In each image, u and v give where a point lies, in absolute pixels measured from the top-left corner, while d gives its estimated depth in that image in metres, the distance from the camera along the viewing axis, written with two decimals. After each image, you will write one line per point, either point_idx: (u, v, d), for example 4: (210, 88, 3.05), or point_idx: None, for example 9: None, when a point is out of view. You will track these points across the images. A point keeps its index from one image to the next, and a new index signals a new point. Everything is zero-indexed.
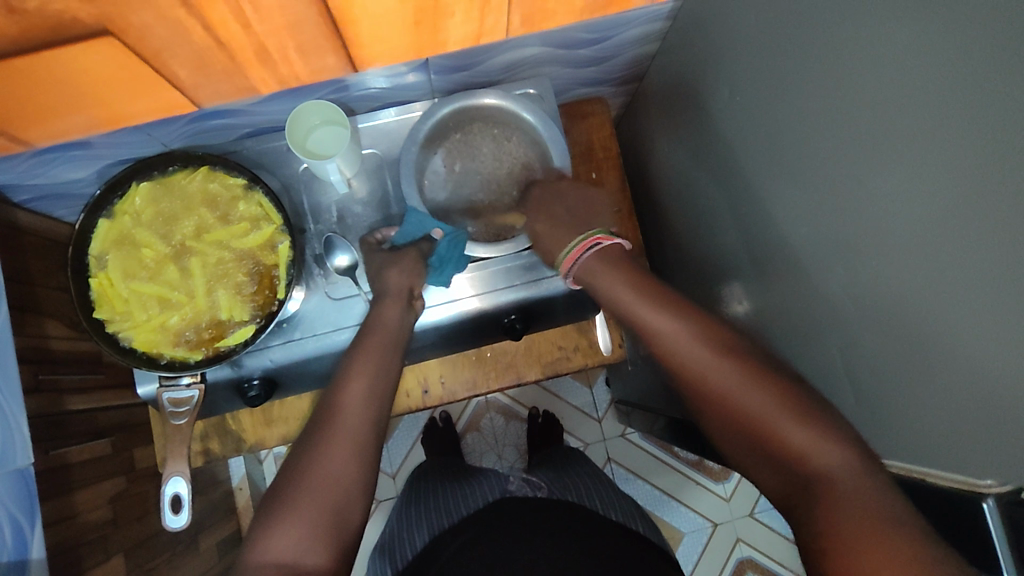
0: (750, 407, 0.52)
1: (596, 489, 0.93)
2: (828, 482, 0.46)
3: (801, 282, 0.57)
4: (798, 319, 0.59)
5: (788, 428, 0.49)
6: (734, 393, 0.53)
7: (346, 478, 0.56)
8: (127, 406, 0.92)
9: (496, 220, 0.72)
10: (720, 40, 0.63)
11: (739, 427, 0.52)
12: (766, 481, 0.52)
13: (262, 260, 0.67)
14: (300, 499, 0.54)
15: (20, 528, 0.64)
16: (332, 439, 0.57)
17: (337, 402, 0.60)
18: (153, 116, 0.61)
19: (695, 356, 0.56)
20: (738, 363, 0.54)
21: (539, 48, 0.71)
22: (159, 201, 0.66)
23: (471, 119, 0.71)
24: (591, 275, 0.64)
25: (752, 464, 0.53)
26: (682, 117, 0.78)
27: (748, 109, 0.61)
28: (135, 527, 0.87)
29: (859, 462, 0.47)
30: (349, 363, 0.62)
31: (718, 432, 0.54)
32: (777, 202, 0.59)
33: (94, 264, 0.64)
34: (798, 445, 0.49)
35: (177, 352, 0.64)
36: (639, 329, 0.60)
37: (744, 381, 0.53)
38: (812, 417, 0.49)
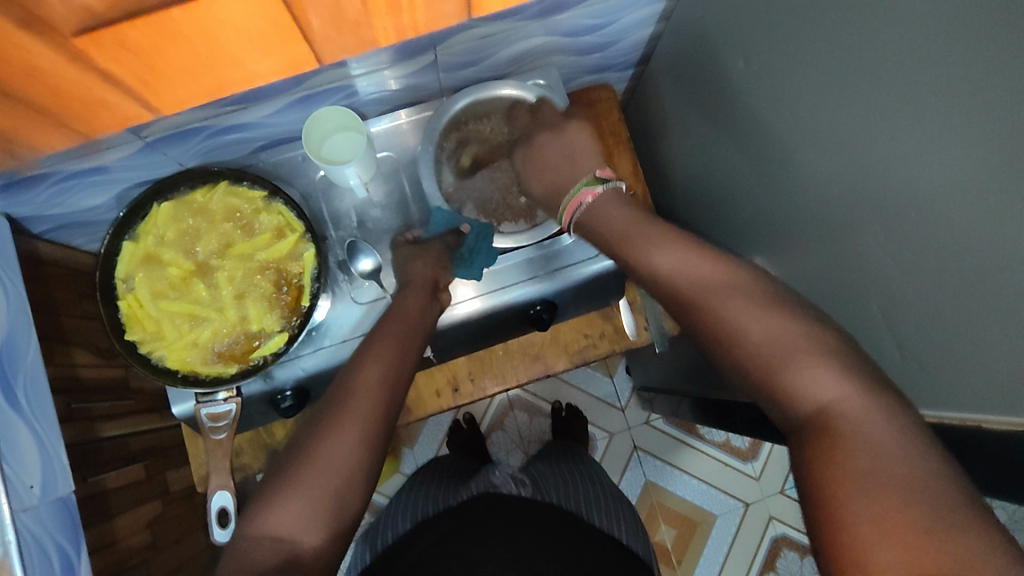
0: (757, 347, 0.48)
1: (585, 493, 0.89)
2: (835, 419, 0.43)
3: (830, 244, 0.58)
4: (829, 284, 0.59)
5: (802, 370, 0.45)
6: (753, 326, 0.49)
7: (347, 461, 0.55)
8: (158, 430, 0.92)
9: (515, 207, 0.73)
10: (730, 11, 0.64)
11: (743, 355, 0.49)
12: (770, 412, 0.48)
13: (287, 270, 0.67)
14: (304, 477, 0.53)
15: (67, 556, 0.64)
16: (342, 420, 0.56)
17: (351, 384, 0.58)
18: (279, 75, 0.59)
19: (698, 291, 0.53)
20: (771, 304, 0.50)
21: (548, 38, 0.74)
22: (180, 218, 0.66)
23: (489, 112, 0.72)
24: (603, 216, 0.62)
25: (764, 393, 0.48)
26: (692, 93, 0.78)
27: (761, 78, 0.62)
28: (173, 550, 0.87)
29: (873, 401, 0.43)
30: (369, 348, 0.62)
31: (729, 367, 0.50)
32: (798, 164, 0.60)
33: (123, 288, 0.64)
34: (809, 382, 0.45)
35: (211, 367, 0.64)
36: (650, 270, 0.56)
37: (777, 326, 0.48)
38: (827, 357, 0.45)
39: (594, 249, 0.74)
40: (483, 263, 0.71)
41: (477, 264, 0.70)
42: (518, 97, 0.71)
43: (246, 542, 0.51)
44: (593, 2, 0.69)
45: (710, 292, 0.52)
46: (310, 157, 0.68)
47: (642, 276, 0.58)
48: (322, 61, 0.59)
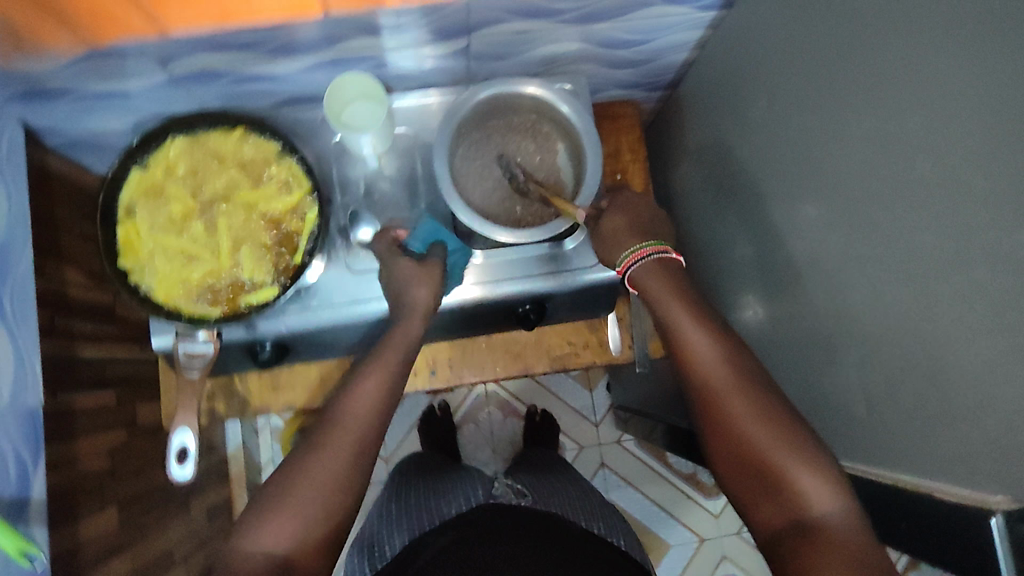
0: (765, 447, 0.55)
1: (580, 503, 0.89)
2: (822, 529, 0.51)
3: (819, 294, 0.58)
4: (811, 334, 0.60)
5: (794, 478, 0.54)
6: (762, 441, 0.56)
7: (336, 479, 0.56)
8: (135, 361, 0.93)
9: (536, 202, 0.71)
10: (763, 50, 0.65)
11: (745, 455, 0.56)
12: (760, 507, 0.56)
13: (288, 225, 0.67)
14: (291, 497, 0.55)
15: (25, 466, 0.64)
16: (331, 443, 0.57)
17: (343, 406, 0.60)
18: (282, 13, 0.57)
19: (721, 378, 0.59)
20: (784, 430, 0.55)
21: (582, 45, 0.75)
22: (192, 156, 0.67)
23: (518, 110, 0.72)
24: (648, 287, 0.63)
25: (762, 485, 0.55)
26: (713, 124, 0.79)
27: (781, 121, 0.63)
28: (130, 481, 0.88)
29: (854, 520, 0.52)
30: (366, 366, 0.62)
31: (725, 461, 0.58)
32: (802, 211, 0.60)
33: (124, 214, 0.65)
34: (807, 492, 0.53)
35: (194, 306, 0.65)
36: (680, 344, 0.60)
37: (783, 444, 0.55)
38: (822, 469, 0.54)
39: (592, 260, 0.74)
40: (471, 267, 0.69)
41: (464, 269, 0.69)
42: (540, 97, 0.70)
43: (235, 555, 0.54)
44: (631, 18, 0.70)
45: (728, 394, 0.58)
46: (330, 120, 0.68)
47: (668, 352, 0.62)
48: (327, 10, 0.57)
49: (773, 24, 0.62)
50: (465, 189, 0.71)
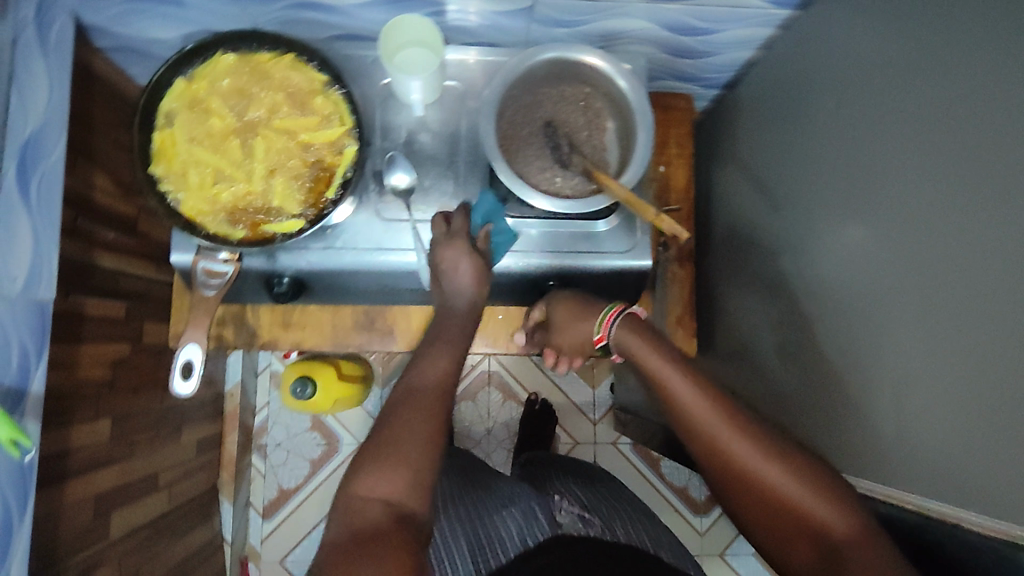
0: (777, 488, 0.56)
1: (644, 527, 0.80)
2: (852, 554, 0.52)
3: (873, 317, 0.56)
4: (859, 357, 0.58)
5: (808, 506, 0.55)
6: (779, 485, 0.56)
7: (427, 440, 0.56)
8: (149, 279, 0.92)
9: (577, 176, 0.69)
10: (844, 52, 0.62)
11: (761, 497, 0.57)
12: (795, 546, 0.56)
13: (324, 159, 0.66)
14: (392, 448, 0.55)
15: (26, 358, 0.62)
16: (416, 402, 0.58)
17: (417, 378, 0.60)
18: None
19: (706, 425, 0.59)
20: (788, 462, 0.57)
21: (647, 25, 0.72)
22: (239, 74, 0.66)
23: (573, 79, 0.70)
24: (630, 343, 0.66)
25: (780, 529, 0.56)
26: (762, 127, 0.76)
27: (853, 128, 0.60)
28: (128, 397, 0.87)
29: (875, 533, 0.53)
30: (429, 346, 0.64)
31: (747, 506, 0.58)
32: (864, 223, 0.58)
33: (162, 121, 0.64)
34: (827, 521, 0.54)
35: (219, 225, 0.64)
36: (663, 391, 0.62)
37: (787, 475, 0.56)
38: (829, 495, 0.55)
39: (623, 244, 0.74)
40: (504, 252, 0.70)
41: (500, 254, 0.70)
42: (601, 68, 0.68)
43: (352, 504, 0.53)
44: (704, 4, 0.67)
45: (734, 446, 0.58)
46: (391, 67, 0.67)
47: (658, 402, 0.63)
48: None
49: (865, 26, 0.59)
50: (511, 150, 0.69)
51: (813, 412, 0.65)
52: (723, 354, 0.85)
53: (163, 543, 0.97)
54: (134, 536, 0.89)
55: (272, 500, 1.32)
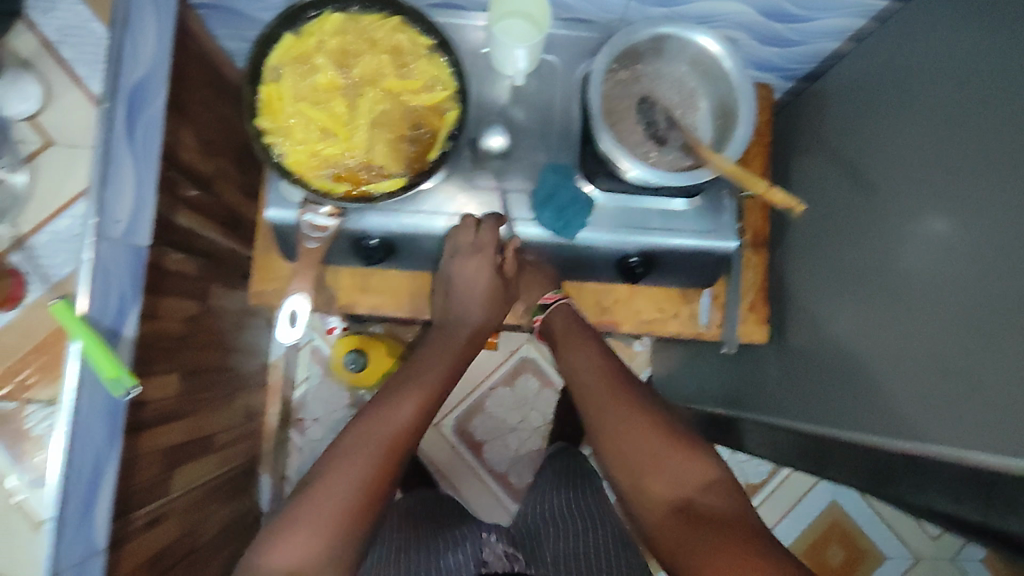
0: (641, 450, 0.63)
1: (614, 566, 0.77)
2: (694, 505, 0.58)
3: (955, 308, 0.57)
4: (937, 351, 0.59)
5: (675, 463, 0.61)
6: (643, 443, 0.63)
7: (348, 507, 0.59)
8: (217, 241, 0.93)
9: (673, 151, 0.69)
10: (938, 46, 0.62)
11: (631, 465, 0.63)
12: (650, 490, 0.61)
13: (425, 122, 0.66)
14: (305, 519, 0.57)
15: (124, 300, 0.63)
16: (354, 460, 0.61)
17: (382, 417, 0.64)
18: None
19: (597, 396, 0.69)
20: (654, 425, 0.64)
21: (744, 9, 0.73)
22: (345, 34, 0.66)
23: (672, 57, 0.70)
24: (551, 325, 0.77)
25: (645, 489, 0.62)
26: (840, 121, 0.77)
27: (944, 121, 0.61)
28: (192, 355, 0.89)
29: (719, 485, 0.59)
30: (394, 390, 0.68)
31: (617, 469, 0.65)
32: (950, 217, 0.59)
33: (269, 74, 0.64)
34: (676, 473, 0.61)
35: (321, 182, 0.64)
36: (571, 371, 0.73)
37: (651, 434, 0.64)
38: (689, 451, 0.62)
39: (709, 226, 0.74)
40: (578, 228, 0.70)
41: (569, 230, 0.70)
42: (706, 46, 0.67)
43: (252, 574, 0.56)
44: None
45: (612, 412, 0.67)
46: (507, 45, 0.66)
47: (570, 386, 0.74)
48: None
49: (962, 20, 0.59)
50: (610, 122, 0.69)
51: (879, 402, 0.66)
52: (790, 344, 0.85)
53: (219, 501, 1.01)
54: (194, 491, 0.92)
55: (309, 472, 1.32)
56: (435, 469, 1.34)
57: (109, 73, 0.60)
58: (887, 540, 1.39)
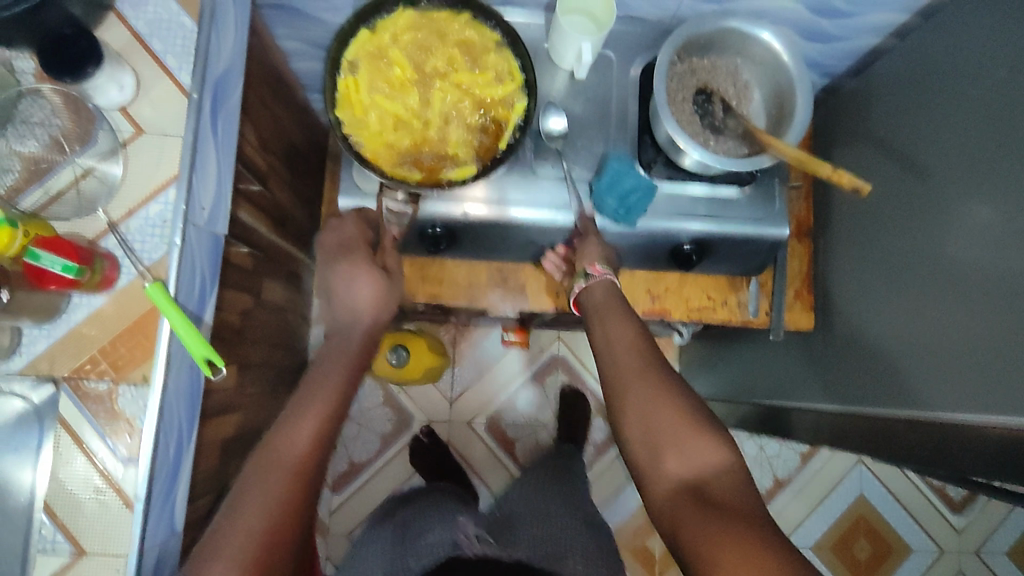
0: (663, 428, 0.60)
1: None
2: (711, 492, 0.56)
3: (1007, 286, 0.60)
4: (990, 327, 0.61)
5: (692, 445, 0.59)
6: (660, 423, 0.60)
7: (267, 538, 0.56)
8: (269, 236, 0.95)
9: (731, 140, 0.71)
10: (982, 37, 0.65)
11: (652, 442, 0.60)
12: (663, 469, 0.59)
13: (495, 113, 0.69)
14: (220, 550, 0.55)
15: (205, 286, 0.65)
16: (252, 494, 0.58)
17: (282, 443, 0.61)
18: None
19: (627, 365, 0.65)
20: (679, 405, 0.61)
21: (792, 4, 0.76)
22: (417, 29, 0.69)
23: (727, 51, 0.73)
24: (592, 297, 0.72)
25: (662, 466, 0.59)
26: (882, 114, 0.80)
27: (990, 109, 0.64)
28: (248, 348, 0.90)
29: (734, 475, 0.57)
30: (298, 409, 0.63)
31: (632, 442, 0.62)
32: (1001, 199, 0.62)
33: (347, 67, 0.67)
34: (696, 454, 0.58)
35: (396, 170, 0.67)
36: (603, 340, 0.68)
37: (675, 414, 0.61)
38: (707, 436, 0.59)
39: (762, 213, 0.76)
40: (638, 214, 0.73)
41: (631, 216, 0.73)
42: (765, 40, 0.70)
43: None
44: None
45: (633, 387, 0.63)
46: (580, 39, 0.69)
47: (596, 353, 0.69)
48: None
49: (1006, 11, 0.63)
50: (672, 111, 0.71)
51: (931, 380, 0.68)
52: (837, 332, 0.86)
53: None
54: None
55: (342, 473, 1.32)
56: (468, 467, 1.34)
57: (197, 66, 0.62)
58: (915, 535, 1.40)
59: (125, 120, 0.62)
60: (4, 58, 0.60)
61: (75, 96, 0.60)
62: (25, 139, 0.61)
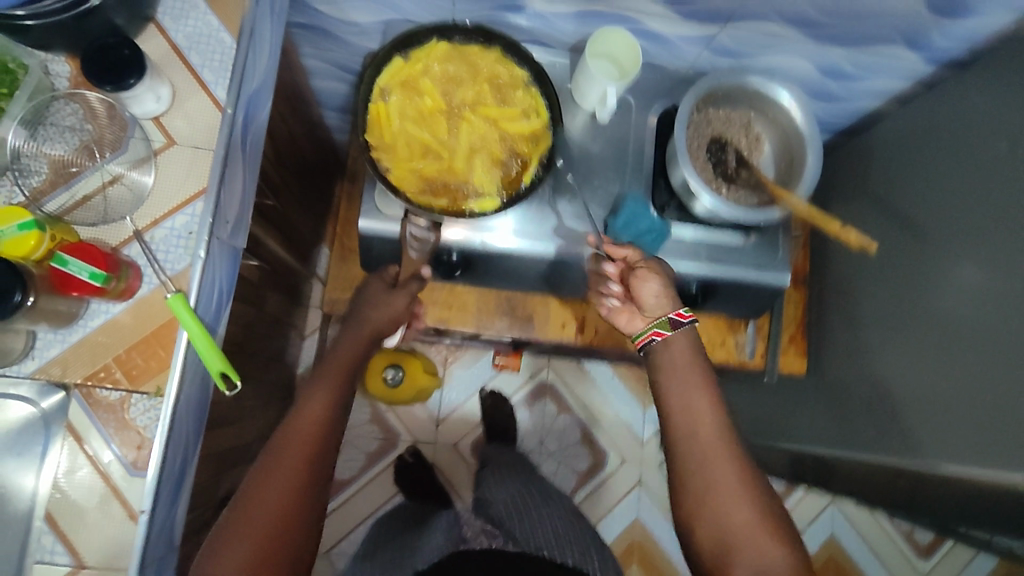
0: (741, 524, 0.60)
1: (557, 526, 0.97)
2: None
3: (993, 347, 0.63)
4: (975, 386, 0.64)
5: (764, 540, 0.59)
6: (741, 521, 0.60)
7: (282, 510, 0.58)
8: (275, 249, 0.95)
9: (742, 190, 0.75)
10: (978, 110, 0.70)
11: (726, 537, 0.60)
12: (732, 562, 0.59)
13: (520, 147, 0.71)
14: (237, 529, 0.57)
15: (221, 297, 0.65)
16: (269, 470, 0.60)
17: (294, 423, 0.63)
18: None
19: (706, 450, 0.64)
20: (756, 500, 0.61)
21: (805, 65, 0.80)
22: (449, 62, 0.71)
23: (742, 104, 0.77)
24: (666, 355, 0.69)
25: (730, 559, 0.59)
26: (880, 174, 0.85)
27: (983, 178, 0.68)
28: (247, 361, 0.89)
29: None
30: (300, 404, 0.65)
31: (704, 532, 0.62)
32: (989, 262, 0.66)
33: (379, 92, 0.69)
34: (768, 557, 0.58)
35: (421, 196, 0.68)
36: (681, 417, 0.66)
37: (754, 513, 0.60)
38: (780, 538, 0.59)
39: (767, 261, 0.79)
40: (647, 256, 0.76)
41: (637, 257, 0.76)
42: (778, 98, 0.73)
43: None
44: (864, 51, 0.75)
45: (717, 480, 0.62)
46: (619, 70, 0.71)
47: (664, 419, 0.68)
48: None
49: (1003, 89, 0.67)
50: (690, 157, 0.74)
51: (914, 432, 0.71)
52: (826, 378, 0.90)
53: None
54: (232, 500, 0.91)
55: None
56: (452, 489, 1.34)
57: (233, 81, 0.63)
58: None
59: (158, 130, 0.62)
60: (41, 60, 0.60)
61: (112, 104, 0.61)
62: (54, 143, 0.60)
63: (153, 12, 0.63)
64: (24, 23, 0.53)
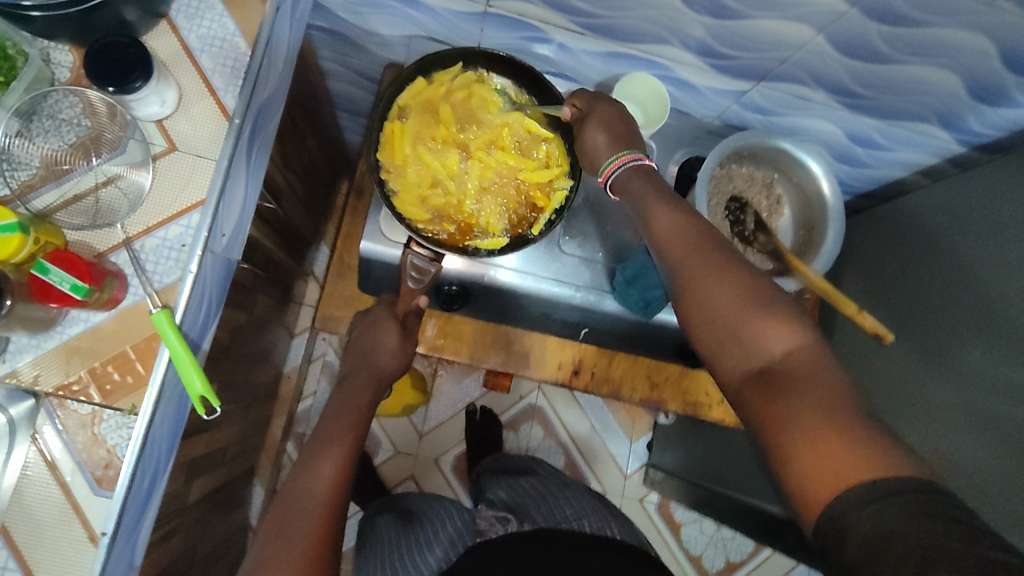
0: (729, 313, 0.45)
1: (575, 503, 0.85)
2: (789, 371, 0.42)
3: (992, 442, 0.61)
4: (980, 482, 0.62)
5: (763, 325, 0.44)
6: (726, 314, 0.45)
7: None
8: (269, 250, 0.92)
9: (759, 253, 0.71)
10: (1006, 195, 0.68)
11: (718, 321, 0.45)
12: (728, 359, 0.45)
13: (534, 187, 0.68)
14: None
15: (210, 314, 0.62)
16: (278, 538, 0.53)
17: (301, 481, 0.57)
18: None
19: (679, 251, 0.48)
20: (738, 281, 0.45)
21: (836, 130, 0.78)
22: (473, 89, 0.67)
23: (766, 163, 0.75)
24: (626, 182, 0.54)
25: (724, 350, 0.45)
26: (899, 244, 0.82)
27: (1001, 265, 0.65)
28: (231, 363, 0.86)
29: (822, 348, 0.43)
30: (306, 461, 0.59)
31: (696, 331, 0.47)
32: (997, 352, 0.63)
33: (396, 112, 0.66)
34: (770, 340, 0.43)
35: (424, 224, 0.66)
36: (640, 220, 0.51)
37: (738, 299, 0.45)
38: (780, 313, 0.44)
39: None
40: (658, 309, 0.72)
41: (652, 310, 0.72)
42: (806, 165, 0.71)
43: None
44: (898, 124, 0.73)
45: (692, 278, 0.47)
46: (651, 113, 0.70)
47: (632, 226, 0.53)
48: None
49: None
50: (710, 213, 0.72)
51: None
52: None
53: (219, 514, 0.98)
54: (201, 504, 0.88)
55: None
56: None
57: (244, 91, 0.60)
58: None
59: (159, 134, 0.60)
60: (42, 48, 0.58)
61: (113, 104, 0.57)
62: (49, 135, 0.57)
63: (166, 8, 0.60)
64: (28, 12, 0.50)
